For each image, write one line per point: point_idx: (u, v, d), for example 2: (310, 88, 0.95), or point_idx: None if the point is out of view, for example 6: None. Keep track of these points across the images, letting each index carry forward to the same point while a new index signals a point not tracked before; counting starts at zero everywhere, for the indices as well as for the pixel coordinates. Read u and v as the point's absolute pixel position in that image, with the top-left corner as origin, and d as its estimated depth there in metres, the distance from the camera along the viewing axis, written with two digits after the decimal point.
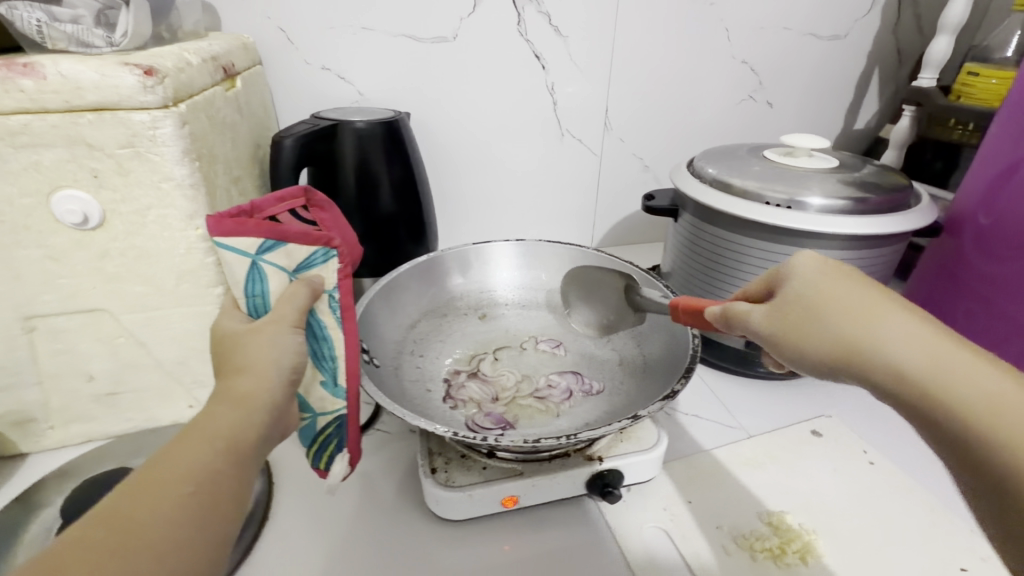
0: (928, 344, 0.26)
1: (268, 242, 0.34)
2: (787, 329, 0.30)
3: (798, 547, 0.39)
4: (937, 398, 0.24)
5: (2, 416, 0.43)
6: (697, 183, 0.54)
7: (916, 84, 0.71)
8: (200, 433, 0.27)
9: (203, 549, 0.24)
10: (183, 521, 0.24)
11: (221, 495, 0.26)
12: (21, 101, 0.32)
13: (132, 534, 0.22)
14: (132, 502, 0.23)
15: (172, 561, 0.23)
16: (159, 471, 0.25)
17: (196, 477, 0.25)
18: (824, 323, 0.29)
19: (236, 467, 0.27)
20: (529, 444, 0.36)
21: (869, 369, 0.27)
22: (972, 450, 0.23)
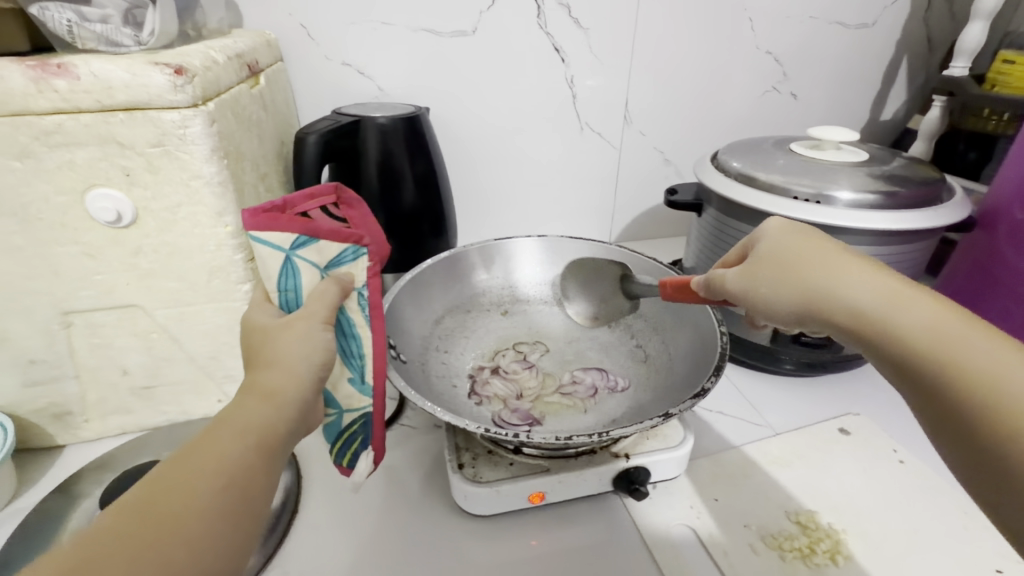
0: (883, 282, 0.29)
1: (301, 237, 0.35)
2: (757, 282, 0.33)
3: (827, 547, 0.39)
4: (891, 326, 0.27)
5: (42, 408, 0.44)
6: (721, 177, 0.53)
7: (948, 73, 0.69)
8: (229, 425, 0.28)
9: (229, 541, 0.25)
10: (211, 514, 0.24)
11: (250, 490, 0.26)
12: (55, 101, 0.33)
13: (166, 526, 0.23)
14: (166, 493, 0.24)
15: (204, 554, 0.23)
16: (192, 462, 0.25)
17: (228, 471, 0.26)
18: (791, 272, 0.31)
19: (265, 462, 0.28)
20: (561, 441, 0.36)
21: (829, 307, 0.29)
22: (925, 368, 0.26)
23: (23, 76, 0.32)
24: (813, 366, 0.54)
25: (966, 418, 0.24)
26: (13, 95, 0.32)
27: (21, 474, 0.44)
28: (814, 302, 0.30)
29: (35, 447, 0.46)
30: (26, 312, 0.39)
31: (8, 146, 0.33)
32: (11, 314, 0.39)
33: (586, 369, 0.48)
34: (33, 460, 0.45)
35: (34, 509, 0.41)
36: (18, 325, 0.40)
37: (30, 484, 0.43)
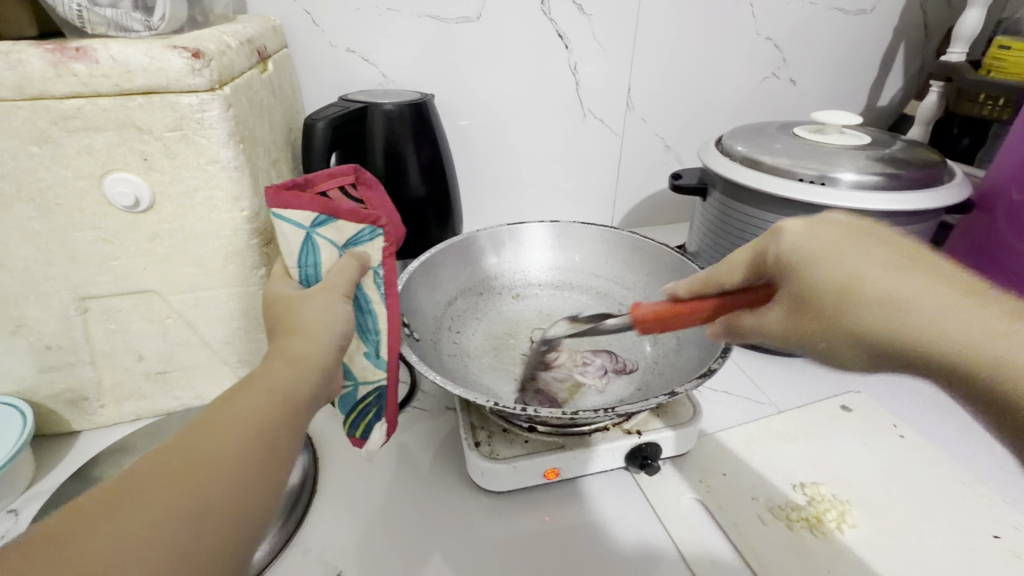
0: (932, 294, 0.28)
1: (321, 215, 0.36)
2: (812, 325, 0.33)
3: (834, 516, 0.41)
4: (952, 352, 0.27)
5: (59, 394, 0.44)
6: (726, 161, 0.54)
7: (945, 58, 0.70)
8: (256, 385, 0.28)
9: (255, 496, 0.24)
10: (239, 468, 0.24)
11: (279, 444, 0.26)
12: (74, 85, 0.33)
13: (198, 468, 0.23)
14: (199, 439, 0.24)
15: (235, 498, 0.23)
16: (221, 413, 0.26)
17: (257, 423, 0.26)
18: (842, 309, 0.31)
19: (293, 419, 0.28)
20: (568, 415, 0.37)
21: (880, 339, 0.30)
22: (980, 383, 0.27)
23: (42, 59, 0.32)
24: None
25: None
26: (32, 79, 0.32)
27: (39, 459, 0.44)
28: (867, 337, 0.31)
29: (51, 433, 0.46)
30: (43, 297, 0.40)
31: (26, 130, 0.33)
32: (28, 300, 0.39)
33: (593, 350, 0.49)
34: (49, 446, 0.46)
35: (55, 493, 0.41)
36: (35, 311, 0.40)
37: (48, 468, 0.44)
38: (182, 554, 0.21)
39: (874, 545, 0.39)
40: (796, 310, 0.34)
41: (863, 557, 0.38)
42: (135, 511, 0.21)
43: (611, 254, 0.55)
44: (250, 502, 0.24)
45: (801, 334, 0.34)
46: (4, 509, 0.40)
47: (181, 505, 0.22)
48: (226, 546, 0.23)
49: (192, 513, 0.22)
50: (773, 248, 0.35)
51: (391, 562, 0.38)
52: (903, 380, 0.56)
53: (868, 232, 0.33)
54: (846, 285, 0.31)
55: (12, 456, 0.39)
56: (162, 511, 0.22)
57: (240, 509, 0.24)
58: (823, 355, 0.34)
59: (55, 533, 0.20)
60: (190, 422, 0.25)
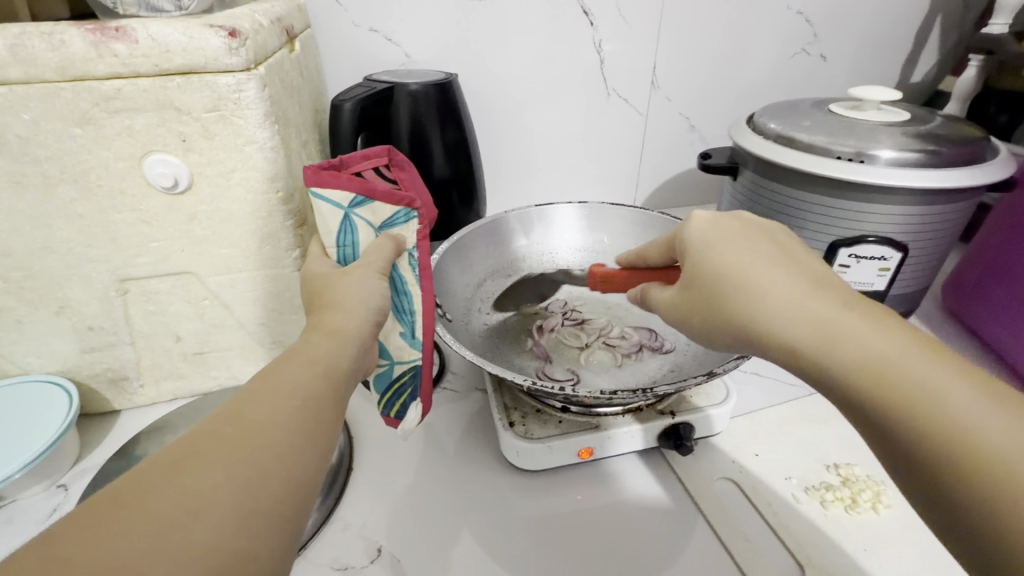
0: (826, 303, 0.27)
1: (357, 196, 0.36)
2: (703, 314, 0.31)
3: (868, 497, 0.40)
4: (824, 362, 0.26)
5: (101, 373, 0.45)
6: (759, 139, 0.53)
7: (986, 30, 0.67)
8: (298, 358, 0.28)
9: (308, 464, 0.25)
10: (290, 436, 0.25)
11: (323, 413, 0.27)
12: (114, 65, 0.33)
13: (250, 434, 0.24)
14: (246, 408, 0.25)
15: (287, 464, 0.24)
16: (266, 386, 0.26)
17: (302, 392, 0.26)
18: (730, 305, 0.29)
19: (335, 391, 0.28)
20: (603, 396, 0.37)
21: (764, 342, 0.28)
22: (838, 384, 0.25)
23: (83, 40, 0.32)
24: None
25: (902, 445, 0.24)
26: (74, 60, 0.32)
27: (84, 437, 0.46)
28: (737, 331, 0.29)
29: (94, 411, 0.47)
30: (85, 279, 0.40)
31: (69, 112, 0.34)
32: (71, 281, 0.40)
33: (623, 324, 0.50)
34: (93, 424, 0.47)
35: (101, 469, 0.42)
36: (78, 292, 0.41)
37: (92, 445, 0.45)
38: (244, 516, 0.21)
39: (910, 526, 0.39)
40: (687, 289, 0.32)
41: (900, 537, 0.38)
42: (196, 475, 0.22)
43: (641, 235, 0.55)
44: (302, 468, 0.24)
45: (684, 320, 0.33)
46: (54, 484, 0.42)
47: (240, 469, 0.22)
48: (284, 510, 0.23)
49: (250, 477, 0.22)
50: (682, 235, 0.34)
51: (429, 537, 0.39)
52: None
53: (769, 238, 0.31)
54: (725, 279, 0.30)
55: (61, 433, 0.40)
56: (222, 474, 0.22)
57: (293, 474, 0.24)
58: (692, 335, 0.33)
59: (119, 497, 0.20)
60: (236, 394, 0.26)
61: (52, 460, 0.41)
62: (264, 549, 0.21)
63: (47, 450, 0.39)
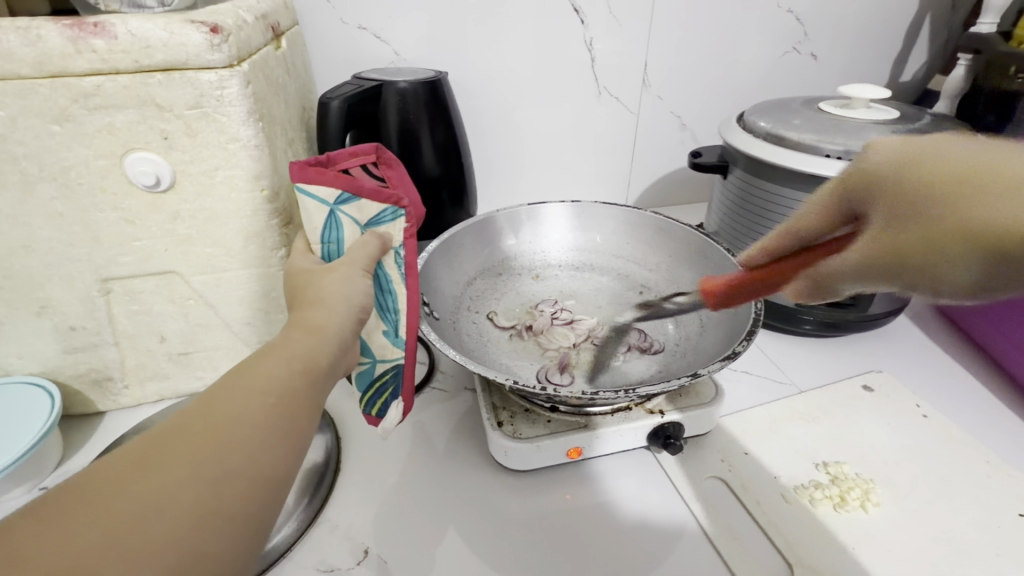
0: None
1: (344, 193, 0.35)
2: (915, 236, 0.25)
3: (857, 496, 0.40)
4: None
5: (84, 374, 0.44)
6: (748, 137, 0.53)
7: (974, 30, 0.67)
8: (276, 353, 0.28)
9: (278, 463, 0.24)
10: (261, 434, 0.24)
11: (298, 411, 0.26)
12: (93, 61, 0.32)
13: (219, 430, 0.23)
14: (219, 403, 0.24)
15: (256, 463, 0.23)
16: (241, 381, 0.26)
17: (278, 389, 0.26)
18: (934, 211, 0.24)
19: (312, 387, 0.28)
20: (588, 396, 0.37)
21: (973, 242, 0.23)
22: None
23: (60, 36, 0.31)
24: (832, 327, 0.55)
25: None
26: (52, 55, 0.32)
27: (67, 439, 0.45)
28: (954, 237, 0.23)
29: (77, 413, 0.47)
30: (66, 278, 0.40)
31: (47, 109, 0.33)
32: (52, 281, 0.40)
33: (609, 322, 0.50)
34: (76, 426, 0.46)
35: None
36: (59, 292, 0.40)
37: (76, 447, 0.44)
38: (206, 515, 0.21)
39: (898, 524, 0.39)
40: (892, 222, 0.26)
41: (887, 535, 0.38)
42: (161, 473, 0.21)
43: (631, 234, 0.55)
44: (271, 468, 0.24)
45: (893, 253, 0.26)
46: (35, 487, 0.41)
47: (207, 467, 0.22)
48: (250, 509, 0.23)
49: (215, 475, 0.22)
50: (861, 165, 0.27)
51: (416, 537, 0.39)
52: (925, 360, 0.56)
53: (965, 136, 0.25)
54: (951, 174, 0.23)
55: (42, 436, 0.39)
56: (187, 472, 0.22)
57: (262, 473, 0.23)
58: (913, 280, 0.26)
59: (82, 493, 0.20)
60: (211, 387, 0.25)
61: (33, 463, 0.40)
62: (226, 548, 0.21)
63: (27, 453, 0.38)
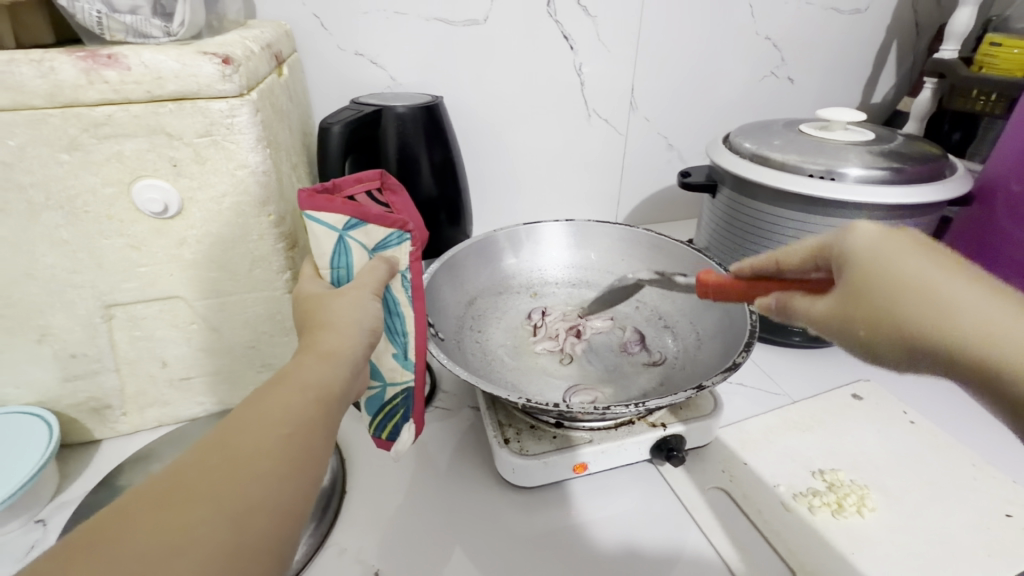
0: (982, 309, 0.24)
1: (352, 219, 0.36)
2: (862, 315, 0.28)
3: (854, 501, 0.42)
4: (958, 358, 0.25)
5: (82, 402, 0.44)
6: (735, 158, 0.55)
7: (938, 56, 0.71)
8: (292, 381, 0.28)
9: (296, 494, 0.24)
10: (279, 466, 0.24)
11: (315, 441, 0.26)
12: (105, 92, 0.33)
13: (238, 465, 0.23)
14: (238, 437, 0.24)
15: (276, 494, 0.24)
16: (257, 412, 0.26)
17: (293, 419, 0.26)
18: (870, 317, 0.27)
19: (327, 416, 0.28)
20: (597, 411, 0.38)
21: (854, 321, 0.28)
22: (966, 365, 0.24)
23: (73, 67, 0.32)
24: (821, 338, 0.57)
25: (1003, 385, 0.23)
26: (64, 87, 0.32)
27: (63, 469, 0.44)
28: (871, 321, 0.27)
29: (72, 443, 0.46)
30: (68, 304, 0.39)
31: (57, 138, 0.33)
32: (53, 308, 0.39)
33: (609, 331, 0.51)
34: (72, 455, 0.45)
35: (82, 503, 0.41)
36: (60, 319, 0.40)
37: (73, 477, 0.43)
38: (225, 552, 0.21)
39: (895, 528, 0.40)
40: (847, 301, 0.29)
41: (885, 540, 0.39)
42: (181, 511, 0.21)
43: (627, 251, 0.56)
44: (292, 499, 0.24)
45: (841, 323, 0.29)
46: (31, 519, 0.40)
47: (228, 504, 0.22)
48: (273, 541, 0.23)
49: (237, 511, 0.22)
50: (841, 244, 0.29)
51: (426, 557, 0.39)
52: None
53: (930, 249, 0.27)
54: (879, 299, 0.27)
55: (40, 467, 0.39)
56: (208, 509, 0.22)
57: (282, 507, 0.24)
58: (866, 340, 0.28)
59: (102, 533, 0.20)
60: (227, 419, 0.25)
61: (29, 496, 0.39)
62: None
63: (25, 486, 0.38)
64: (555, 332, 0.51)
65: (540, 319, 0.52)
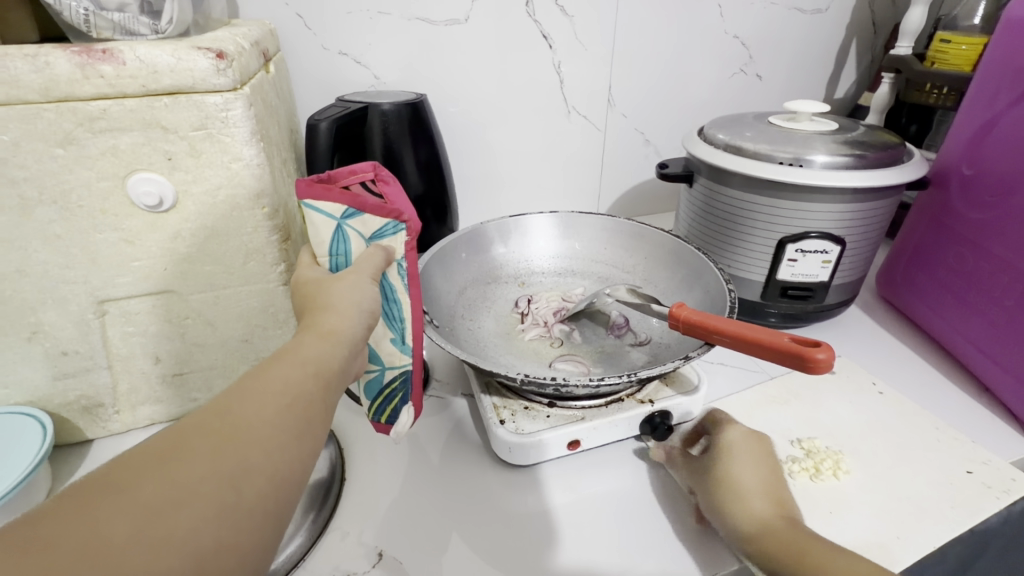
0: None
1: (349, 208, 0.38)
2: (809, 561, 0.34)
3: (830, 465, 0.44)
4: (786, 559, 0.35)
5: (73, 401, 0.44)
6: (710, 148, 0.58)
7: (894, 52, 0.76)
8: (292, 356, 0.29)
9: (294, 462, 0.25)
10: (279, 434, 0.25)
11: (312, 414, 0.27)
12: (101, 86, 0.33)
13: (239, 429, 0.24)
14: (239, 404, 0.25)
15: (274, 460, 0.25)
16: (259, 383, 0.27)
17: (293, 391, 0.27)
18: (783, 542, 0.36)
19: (324, 391, 0.29)
20: (592, 384, 0.40)
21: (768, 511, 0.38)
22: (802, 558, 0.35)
23: (69, 62, 0.32)
24: (794, 318, 0.60)
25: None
26: (59, 81, 0.32)
27: (55, 470, 0.44)
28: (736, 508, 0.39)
29: (63, 444, 0.45)
30: (60, 301, 0.39)
31: (51, 133, 0.34)
32: (44, 305, 0.39)
33: (594, 311, 0.53)
34: (63, 456, 0.45)
35: None
36: (52, 316, 0.40)
37: (66, 477, 0.43)
38: (223, 511, 0.22)
39: (867, 488, 0.43)
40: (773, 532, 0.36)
41: (860, 499, 0.42)
42: (182, 469, 0.22)
43: (611, 240, 0.58)
44: (289, 466, 0.25)
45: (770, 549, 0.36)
46: None
47: (226, 464, 0.23)
48: (268, 504, 0.24)
49: (236, 472, 0.23)
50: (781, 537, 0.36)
51: (428, 536, 0.40)
52: (876, 343, 0.62)
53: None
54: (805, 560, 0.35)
55: (35, 464, 0.38)
56: (209, 468, 0.23)
57: (280, 473, 0.25)
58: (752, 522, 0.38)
59: (105, 483, 0.21)
60: (229, 387, 0.26)
61: (23, 496, 0.39)
62: (244, 542, 0.23)
63: (22, 483, 0.37)
64: (542, 319, 0.53)
65: (527, 307, 0.54)
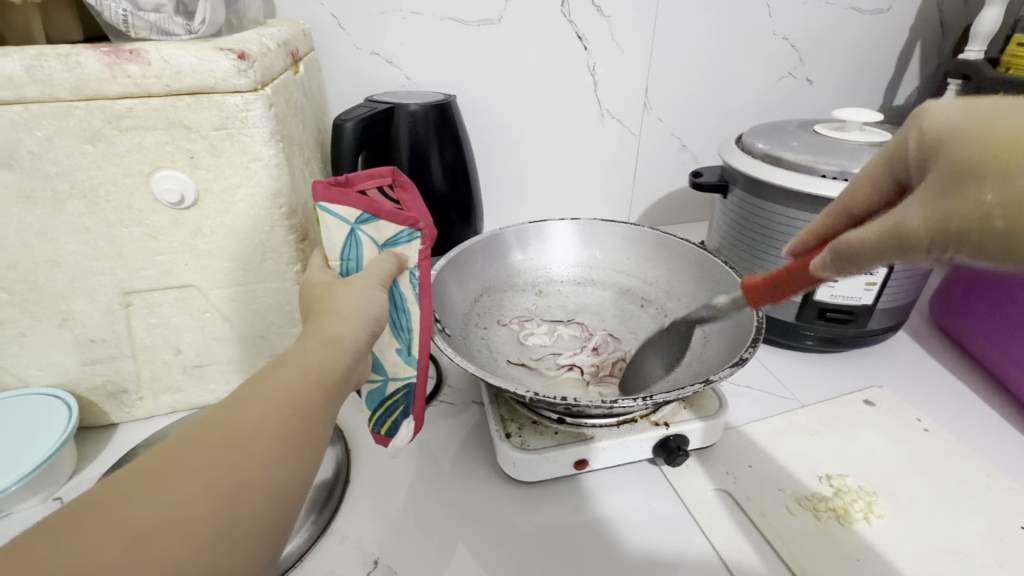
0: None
1: (364, 213, 0.37)
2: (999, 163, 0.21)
3: (861, 507, 0.41)
4: None
5: (100, 385, 0.45)
6: (748, 158, 0.54)
7: (963, 56, 0.70)
8: (293, 363, 0.29)
9: (290, 475, 0.25)
10: (275, 445, 0.25)
11: (311, 424, 0.27)
12: (127, 85, 0.34)
13: (234, 442, 0.24)
14: (237, 415, 0.25)
15: (271, 474, 0.24)
16: (257, 391, 0.27)
17: (292, 400, 0.27)
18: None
19: (326, 399, 0.28)
20: (603, 404, 0.38)
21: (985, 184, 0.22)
22: None
23: (99, 62, 0.33)
24: (833, 342, 0.56)
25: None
26: (89, 80, 0.33)
27: (80, 450, 0.45)
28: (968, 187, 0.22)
29: (90, 425, 0.47)
30: (89, 290, 0.41)
31: (81, 130, 0.35)
32: (75, 294, 0.41)
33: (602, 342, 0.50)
34: (89, 437, 0.47)
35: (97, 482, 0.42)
36: (81, 305, 0.41)
37: (90, 458, 0.45)
38: (218, 528, 0.22)
39: (901, 535, 0.39)
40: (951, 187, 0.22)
41: (892, 547, 0.39)
42: (178, 484, 0.22)
43: (634, 250, 0.56)
44: (286, 479, 0.25)
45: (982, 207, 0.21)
46: (50, 496, 0.41)
47: (222, 477, 0.23)
48: (265, 520, 0.23)
49: (232, 487, 0.23)
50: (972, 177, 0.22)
51: (425, 547, 0.40)
52: (925, 376, 0.57)
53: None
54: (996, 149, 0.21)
55: (59, 446, 0.40)
56: (204, 483, 0.22)
57: (277, 486, 0.24)
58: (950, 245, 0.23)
59: (100, 503, 0.21)
60: (226, 398, 0.26)
61: (48, 474, 0.41)
62: (242, 558, 0.22)
63: (44, 463, 0.39)
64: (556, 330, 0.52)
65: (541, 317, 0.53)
